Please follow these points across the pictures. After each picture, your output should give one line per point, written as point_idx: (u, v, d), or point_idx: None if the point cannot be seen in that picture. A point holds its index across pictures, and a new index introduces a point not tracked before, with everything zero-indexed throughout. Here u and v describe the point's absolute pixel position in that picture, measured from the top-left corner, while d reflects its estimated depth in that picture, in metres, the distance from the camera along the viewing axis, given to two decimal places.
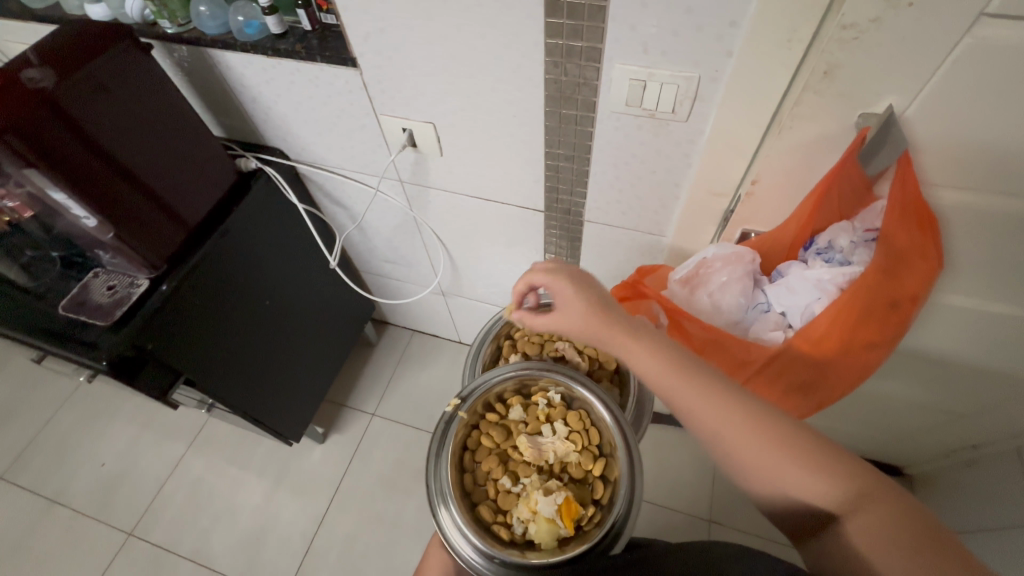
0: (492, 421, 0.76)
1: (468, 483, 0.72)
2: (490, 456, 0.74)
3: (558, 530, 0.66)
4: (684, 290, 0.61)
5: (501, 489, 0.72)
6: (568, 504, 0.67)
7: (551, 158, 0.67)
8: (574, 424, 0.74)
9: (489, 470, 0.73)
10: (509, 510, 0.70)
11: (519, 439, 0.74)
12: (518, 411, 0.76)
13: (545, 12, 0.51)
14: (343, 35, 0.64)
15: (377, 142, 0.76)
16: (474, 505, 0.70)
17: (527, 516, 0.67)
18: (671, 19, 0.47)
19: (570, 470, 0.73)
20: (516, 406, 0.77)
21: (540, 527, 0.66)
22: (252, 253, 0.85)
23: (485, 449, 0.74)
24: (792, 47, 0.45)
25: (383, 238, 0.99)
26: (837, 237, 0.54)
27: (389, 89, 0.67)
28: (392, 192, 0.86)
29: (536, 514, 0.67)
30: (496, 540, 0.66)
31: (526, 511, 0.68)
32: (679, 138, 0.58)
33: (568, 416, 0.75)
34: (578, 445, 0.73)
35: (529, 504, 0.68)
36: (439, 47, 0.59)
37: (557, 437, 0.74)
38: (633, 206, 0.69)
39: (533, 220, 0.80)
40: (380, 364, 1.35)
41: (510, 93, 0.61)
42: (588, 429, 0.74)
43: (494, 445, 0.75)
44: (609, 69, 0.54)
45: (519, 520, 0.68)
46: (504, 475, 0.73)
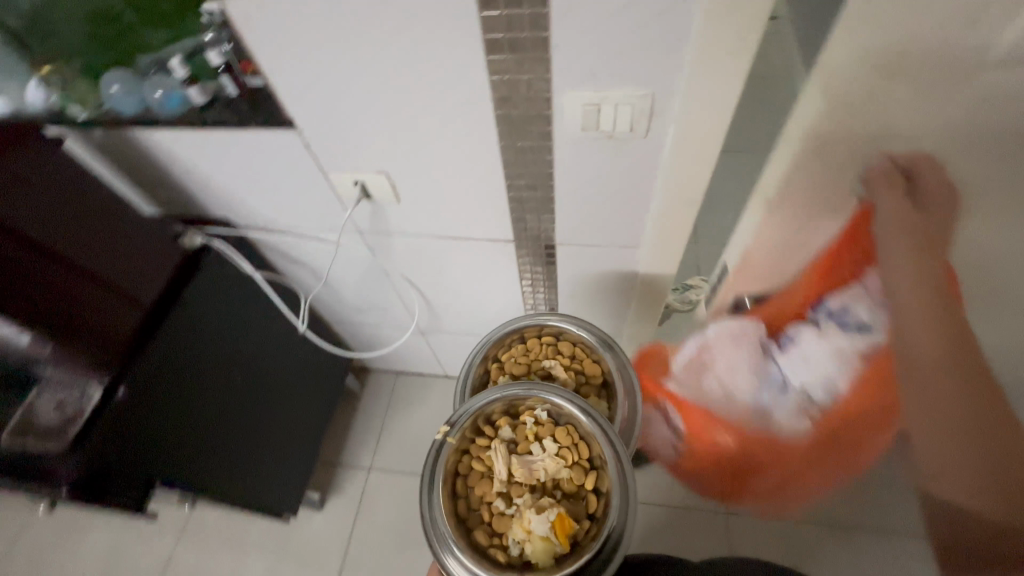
0: (482, 444, 0.70)
1: (461, 509, 0.67)
2: (482, 480, 0.69)
3: (553, 548, 0.62)
4: (691, 373, 0.75)
5: (495, 511, 0.66)
6: (562, 520, 0.63)
7: (514, 190, 0.65)
8: (564, 440, 0.69)
9: (482, 493, 0.68)
10: (504, 532, 0.65)
11: (509, 459, 0.68)
12: (506, 432, 0.70)
13: (487, 49, 0.49)
14: (275, 99, 0.59)
15: (329, 199, 0.72)
16: (468, 528, 0.65)
17: (522, 537, 0.63)
18: (616, 43, 0.46)
19: (562, 486, 0.68)
20: (505, 427, 0.71)
21: (535, 546, 0.62)
22: (216, 323, 0.80)
23: (477, 474, 0.69)
24: (742, 51, 0.44)
25: (350, 290, 0.95)
26: (852, 304, 0.65)
27: (334, 145, 0.63)
28: (353, 245, 0.82)
29: (531, 534, 0.63)
30: (493, 564, 0.62)
31: (521, 531, 0.63)
32: (642, 154, 0.56)
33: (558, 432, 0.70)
34: (569, 460, 0.69)
35: (523, 524, 0.64)
36: (381, 97, 0.56)
37: (547, 456, 0.69)
38: (604, 224, 0.68)
39: (504, 251, 0.77)
40: (368, 414, 1.29)
41: (462, 133, 0.59)
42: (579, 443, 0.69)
43: (486, 467, 0.69)
44: (560, 98, 0.52)
45: (515, 541, 0.64)
46: (497, 495, 0.68)
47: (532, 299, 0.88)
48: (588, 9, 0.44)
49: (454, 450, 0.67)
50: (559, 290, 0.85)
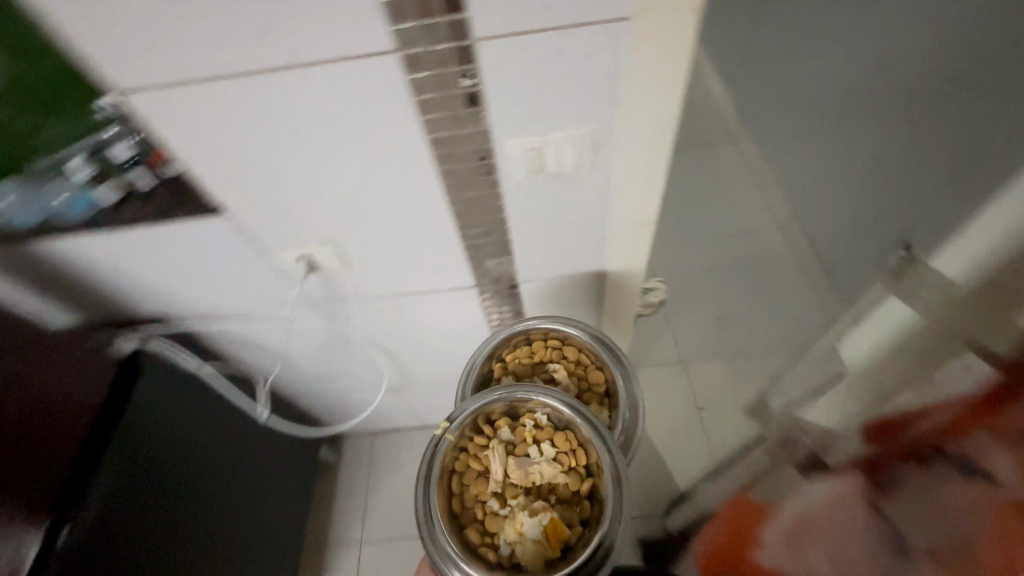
0: (481, 443, 0.66)
1: (455, 506, 0.64)
2: (479, 479, 0.66)
3: (544, 552, 0.60)
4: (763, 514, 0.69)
5: (489, 511, 0.64)
6: (555, 524, 0.61)
7: (469, 238, 0.63)
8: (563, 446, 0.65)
9: (477, 492, 0.65)
10: (497, 532, 0.63)
11: (506, 460, 0.65)
12: (505, 432, 0.66)
13: (419, 110, 0.47)
14: (197, 186, 0.55)
15: (274, 277, 0.68)
16: (461, 526, 0.63)
17: (514, 539, 0.61)
18: (551, 88, 0.46)
19: (557, 490, 0.65)
20: (505, 427, 0.67)
21: (526, 549, 0.60)
22: (172, 408, 0.74)
23: (474, 473, 0.66)
24: (675, 77, 0.45)
25: (311, 362, 0.89)
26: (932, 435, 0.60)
27: (273, 223, 0.60)
28: (307, 317, 0.77)
29: (522, 536, 0.61)
30: (482, 563, 0.60)
31: (513, 532, 0.61)
32: (592, 187, 0.56)
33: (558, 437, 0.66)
34: (566, 466, 0.65)
35: (515, 525, 0.62)
36: (315, 170, 0.53)
37: (545, 460, 0.65)
38: (564, 256, 0.67)
39: (467, 296, 0.75)
40: (350, 483, 1.22)
41: (406, 193, 0.56)
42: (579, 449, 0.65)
43: (482, 466, 0.66)
44: (503, 146, 0.51)
45: (506, 542, 0.61)
46: (491, 495, 0.65)
47: None
48: (520, 56, 0.43)
49: (452, 448, 0.64)
50: None
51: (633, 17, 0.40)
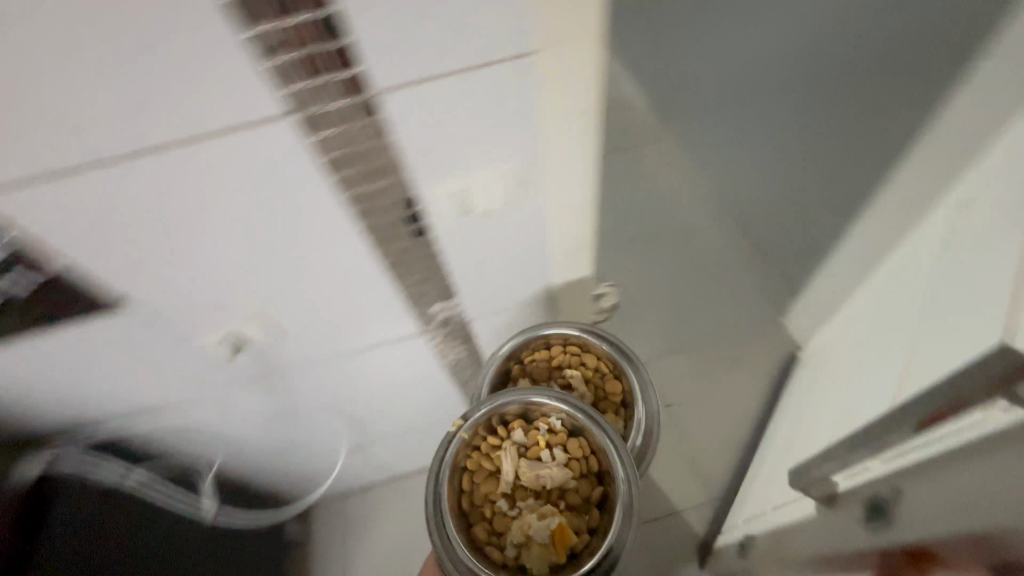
0: (494, 444, 0.67)
1: (466, 504, 0.66)
2: (489, 478, 0.68)
3: (549, 556, 0.63)
4: None
5: (498, 510, 0.67)
6: (562, 529, 0.63)
7: (408, 288, 0.60)
8: (575, 452, 0.67)
9: (487, 491, 0.67)
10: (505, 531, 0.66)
11: (518, 463, 0.66)
12: (520, 435, 0.67)
13: (327, 172, 0.43)
14: (87, 284, 0.49)
15: (199, 363, 0.61)
16: (469, 523, 0.66)
17: (521, 540, 0.64)
18: (468, 131, 0.43)
19: (565, 496, 0.67)
20: (518, 429, 0.68)
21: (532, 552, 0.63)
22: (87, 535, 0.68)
23: (485, 473, 0.67)
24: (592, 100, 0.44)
25: (258, 439, 0.82)
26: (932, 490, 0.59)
27: (187, 307, 0.54)
28: (245, 396, 0.70)
29: (529, 538, 0.64)
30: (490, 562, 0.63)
31: (520, 534, 0.64)
32: (526, 219, 0.54)
33: (570, 442, 0.67)
34: (576, 472, 0.67)
35: (522, 527, 0.64)
36: (224, 246, 0.48)
37: (556, 465, 0.66)
38: (511, 288, 0.65)
39: (417, 344, 0.71)
40: (325, 555, 1.13)
41: (331, 255, 0.53)
42: (590, 457, 0.67)
43: (494, 466, 0.67)
44: (428, 194, 0.48)
45: (512, 543, 0.64)
46: (501, 495, 0.67)
47: (463, 375, 0.83)
48: (432, 107, 0.41)
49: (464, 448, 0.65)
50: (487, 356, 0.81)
51: (536, 57, 0.39)
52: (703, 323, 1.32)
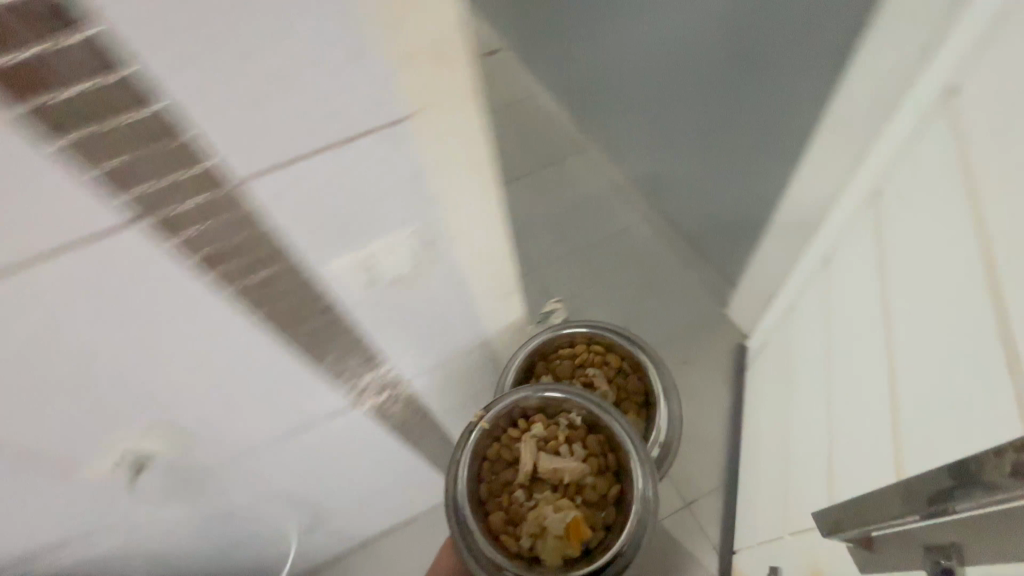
0: (514, 437, 0.74)
1: (483, 492, 0.73)
2: (508, 468, 0.74)
3: (565, 548, 0.69)
4: None
5: (514, 500, 0.73)
6: (577, 523, 0.69)
7: (330, 365, 0.55)
8: (594, 449, 0.73)
9: (505, 483, 0.73)
10: (520, 521, 0.71)
11: (536, 456, 0.73)
12: (539, 429, 0.74)
13: (198, 271, 0.38)
14: None
15: (95, 490, 0.53)
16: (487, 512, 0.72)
17: (537, 530, 0.70)
18: (357, 203, 0.40)
19: (582, 492, 0.73)
20: (538, 424, 0.74)
21: (548, 543, 0.69)
22: None
23: (502, 462, 0.74)
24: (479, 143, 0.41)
25: (193, 546, 0.73)
26: None
27: (66, 438, 0.46)
28: (163, 510, 0.62)
29: (545, 530, 0.69)
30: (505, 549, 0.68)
31: (536, 523, 0.70)
32: (443, 275, 0.51)
33: (589, 440, 0.74)
34: (595, 468, 0.73)
35: (538, 518, 0.70)
36: (97, 367, 0.42)
37: (576, 460, 0.73)
38: (444, 341, 0.62)
39: (353, 415, 0.66)
40: None
41: (230, 351, 0.47)
42: (608, 455, 0.73)
43: (512, 458, 0.74)
44: (329, 271, 0.44)
45: (528, 534, 0.70)
46: (519, 485, 0.73)
47: (412, 433, 0.78)
48: (314, 187, 0.37)
49: (485, 439, 0.73)
50: (434, 409, 0.77)
51: (414, 115, 0.36)
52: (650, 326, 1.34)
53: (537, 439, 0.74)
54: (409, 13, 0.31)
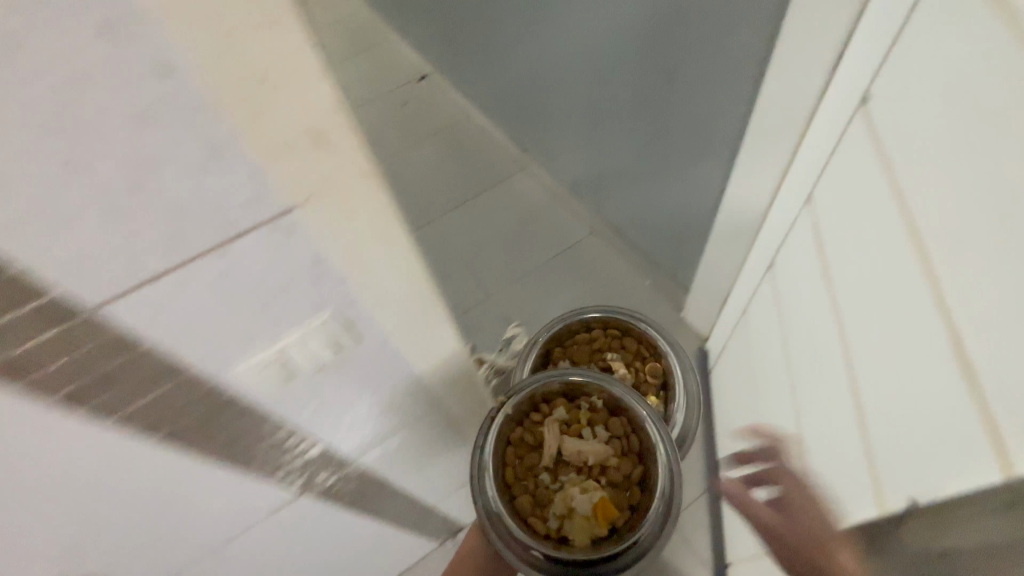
0: (539, 417, 0.72)
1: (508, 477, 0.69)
2: (532, 453, 0.70)
3: (592, 530, 0.65)
4: None
5: (540, 484, 0.69)
6: (603, 503, 0.65)
7: (260, 465, 0.49)
8: (618, 430, 0.70)
9: (529, 466, 0.70)
10: (546, 505, 0.68)
11: (562, 437, 0.70)
12: (562, 411, 0.72)
13: (67, 407, 0.33)
14: None
15: None
16: (512, 495, 0.67)
17: (565, 511, 0.66)
18: (251, 300, 0.35)
19: (607, 473, 0.70)
20: (560, 406, 0.72)
21: (575, 524, 0.65)
22: None
23: (526, 447, 0.71)
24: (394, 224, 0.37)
25: None
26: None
27: None
28: None
29: (572, 511, 0.66)
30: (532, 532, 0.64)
31: (563, 505, 0.66)
32: (374, 354, 0.47)
33: (611, 421, 0.71)
34: (619, 450, 0.70)
35: (564, 499, 0.67)
36: None
37: (599, 441, 0.70)
38: (390, 413, 0.57)
39: (301, 504, 0.60)
40: None
41: (132, 475, 0.41)
42: (633, 436, 0.70)
43: (536, 441, 0.71)
44: (232, 375, 0.38)
45: (555, 515, 0.66)
46: (544, 469, 0.70)
47: (373, 504, 0.73)
48: (196, 295, 0.32)
49: (510, 420, 0.70)
50: (394, 477, 0.71)
51: (305, 204, 0.31)
52: None
53: (562, 418, 0.71)
54: (274, 100, 0.27)
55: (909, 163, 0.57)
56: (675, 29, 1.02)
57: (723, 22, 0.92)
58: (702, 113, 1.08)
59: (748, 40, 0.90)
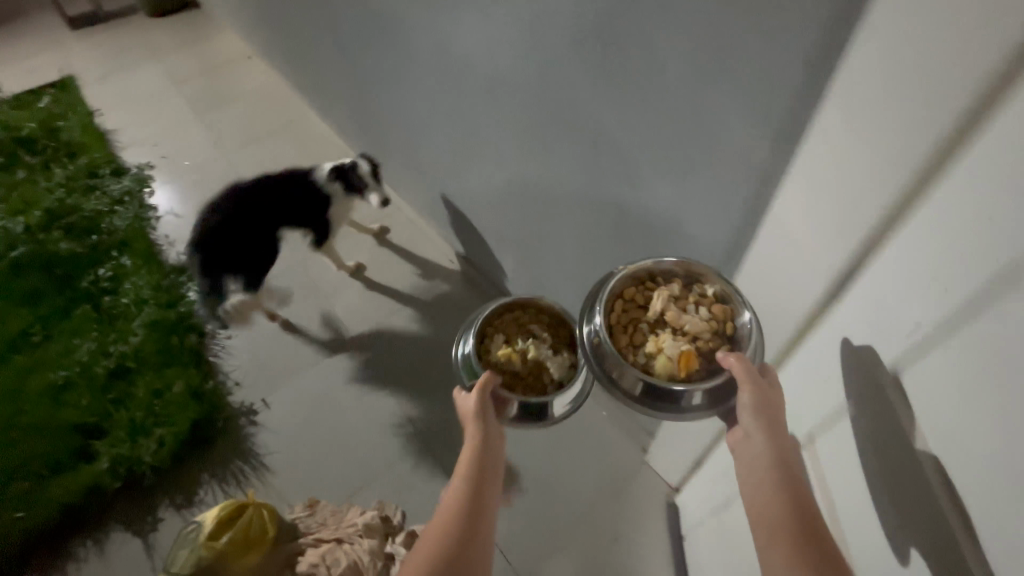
0: (649, 287, 0.89)
1: (614, 320, 0.87)
2: (637, 310, 0.87)
3: (673, 372, 0.81)
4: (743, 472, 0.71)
5: (640, 332, 0.86)
6: (687, 359, 0.80)
7: None
8: (718, 314, 0.82)
9: (633, 317, 0.86)
10: (644, 341, 0.85)
11: (667, 305, 0.85)
12: (676, 287, 0.86)
13: None
14: None
15: None
16: (612, 329, 0.86)
17: (654, 351, 0.83)
18: None
19: (702, 345, 0.82)
20: (677, 287, 0.87)
21: (661, 361, 0.82)
22: None
23: (637, 297, 0.88)
24: None
25: None
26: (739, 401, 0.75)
27: None
28: None
29: (661, 353, 0.82)
30: (627, 351, 0.85)
31: (652, 346, 0.84)
32: None
33: (714, 307, 0.83)
34: (714, 327, 0.82)
35: (655, 342, 0.83)
36: None
37: (697, 317, 0.83)
38: None
39: None
40: None
41: None
42: (728, 325, 0.82)
43: (645, 302, 0.88)
44: None
45: (644, 354, 0.84)
46: (647, 322, 0.86)
47: None
48: None
49: (631, 279, 0.89)
50: None
51: None
52: (564, 497, 1.19)
53: (670, 295, 0.86)
54: None
55: (930, 442, 0.53)
56: (631, 185, 0.94)
57: (683, 183, 0.85)
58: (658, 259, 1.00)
59: (708, 205, 0.83)
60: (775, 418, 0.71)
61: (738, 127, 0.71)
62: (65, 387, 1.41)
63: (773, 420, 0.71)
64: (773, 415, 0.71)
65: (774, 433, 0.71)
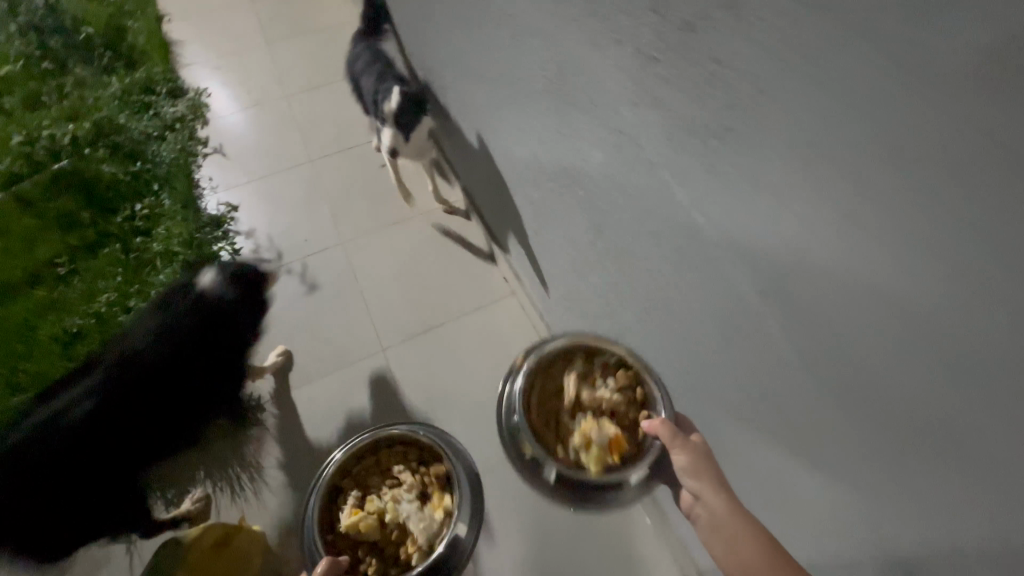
0: (554, 367, 0.83)
1: (531, 410, 0.80)
2: (552, 397, 0.81)
3: (609, 463, 0.73)
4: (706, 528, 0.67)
5: (562, 418, 0.78)
6: (616, 445, 0.73)
7: None
8: (625, 380, 0.78)
9: (549, 405, 0.80)
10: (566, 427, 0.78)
11: (578, 386, 0.79)
12: (581, 365, 0.81)
13: None
14: None
15: None
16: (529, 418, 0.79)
17: (580, 442, 0.75)
18: None
19: (624, 420, 0.77)
20: (581, 361, 0.82)
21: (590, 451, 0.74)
22: None
23: (546, 382, 0.82)
24: None
25: None
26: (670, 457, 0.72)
27: None
28: None
29: (588, 444, 0.74)
30: (547, 438, 0.78)
31: (576, 436, 0.76)
32: None
33: (619, 374, 0.79)
34: (627, 396, 0.77)
35: (579, 430, 0.76)
36: None
37: (609, 390, 0.77)
38: None
39: None
40: None
41: None
42: (640, 389, 0.78)
43: (556, 387, 0.81)
44: None
45: (573, 445, 0.76)
46: (564, 408, 0.79)
47: None
48: None
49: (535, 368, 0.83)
50: None
51: None
52: None
53: (578, 375, 0.80)
54: None
55: None
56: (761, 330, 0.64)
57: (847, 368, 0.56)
58: (767, 439, 0.72)
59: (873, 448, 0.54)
60: (705, 469, 0.68)
61: (992, 418, 0.40)
62: (77, 335, 1.34)
63: (705, 473, 0.69)
64: (703, 465, 0.69)
65: (714, 485, 0.67)
